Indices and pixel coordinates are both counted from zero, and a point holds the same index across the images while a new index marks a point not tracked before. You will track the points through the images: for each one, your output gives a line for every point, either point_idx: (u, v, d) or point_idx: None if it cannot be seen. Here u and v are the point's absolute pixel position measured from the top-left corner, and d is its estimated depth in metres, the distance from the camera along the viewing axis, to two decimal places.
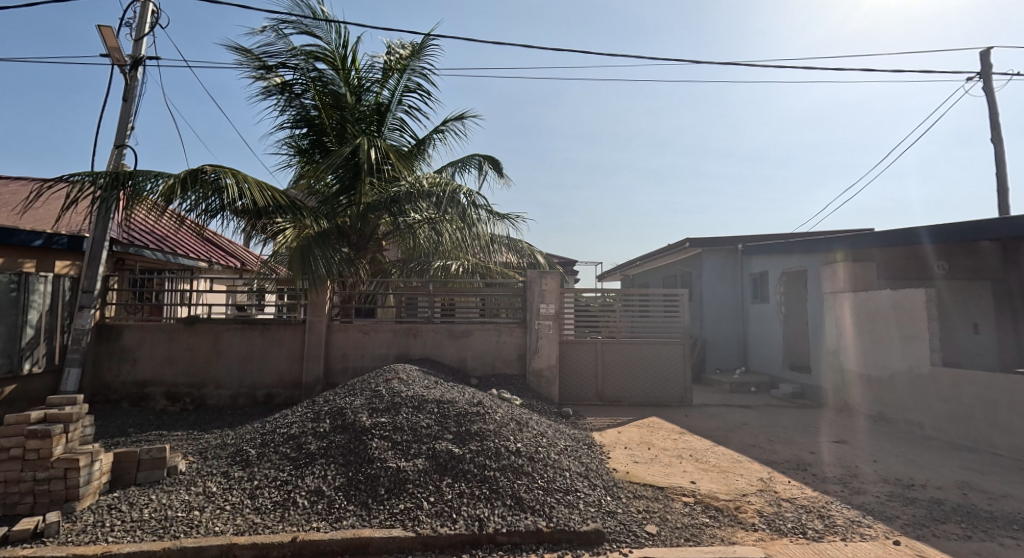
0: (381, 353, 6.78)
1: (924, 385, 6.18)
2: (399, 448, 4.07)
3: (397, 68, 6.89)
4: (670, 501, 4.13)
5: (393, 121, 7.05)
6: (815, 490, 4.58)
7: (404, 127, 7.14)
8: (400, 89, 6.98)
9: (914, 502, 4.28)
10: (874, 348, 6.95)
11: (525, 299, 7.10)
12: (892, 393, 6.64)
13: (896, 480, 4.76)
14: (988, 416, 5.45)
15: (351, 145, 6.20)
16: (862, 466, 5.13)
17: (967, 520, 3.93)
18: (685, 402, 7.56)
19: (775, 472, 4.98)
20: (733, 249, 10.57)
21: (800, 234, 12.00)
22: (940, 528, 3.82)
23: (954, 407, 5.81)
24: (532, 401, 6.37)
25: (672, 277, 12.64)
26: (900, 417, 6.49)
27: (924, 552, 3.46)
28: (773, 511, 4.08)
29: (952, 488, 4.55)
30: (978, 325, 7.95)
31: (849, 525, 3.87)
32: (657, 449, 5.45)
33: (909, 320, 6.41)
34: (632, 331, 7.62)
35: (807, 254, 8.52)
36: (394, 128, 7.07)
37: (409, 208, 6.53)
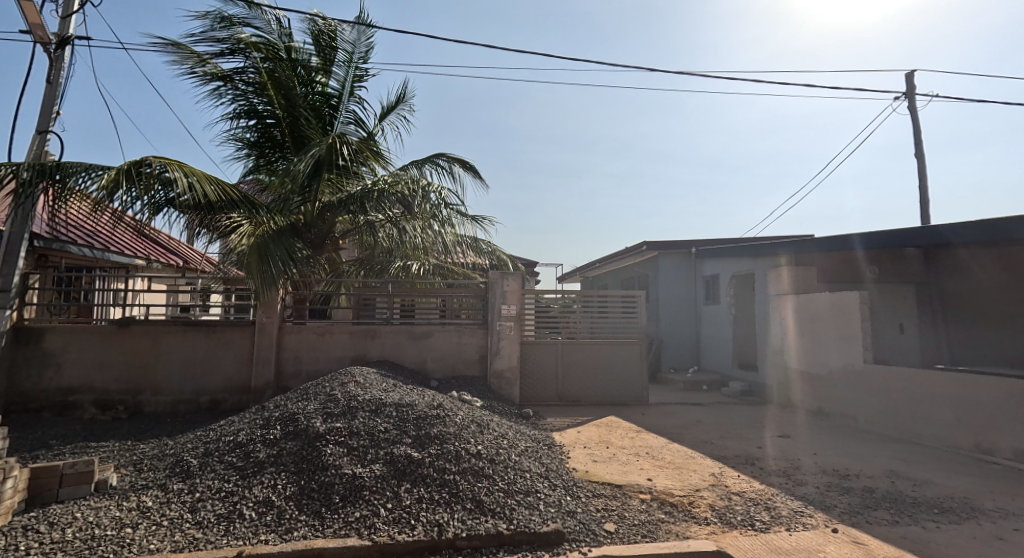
0: (338, 355, 6.56)
1: (859, 382, 6.59)
2: (355, 454, 3.92)
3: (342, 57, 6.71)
4: (628, 498, 4.21)
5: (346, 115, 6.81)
6: (762, 482, 4.80)
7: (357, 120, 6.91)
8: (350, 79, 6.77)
9: (850, 491, 4.56)
10: (815, 348, 7.36)
11: (487, 299, 7.06)
12: (830, 390, 7.06)
13: (833, 471, 5.06)
14: (912, 409, 5.89)
15: (326, 144, 5.95)
16: (804, 458, 5.43)
17: (895, 508, 4.20)
18: (642, 401, 7.75)
19: (726, 467, 5.19)
20: (688, 252, 10.95)
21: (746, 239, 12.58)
22: (872, 514, 4.09)
23: (884, 403, 6.23)
24: (493, 402, 6.32)
25: (629, 278, 12.95)
26: (838, 412, 6.90)
27: (859, 539, 3.69)
28: (723, 505, 4.24)
29: (881, 477, 4.88)
30: (903, 325, 8.51)
31: (792, 516, 4.07)
32: (615, 448, 5.54)
33: (845, 321, 6.83)
34: (591, 331, 7.72)
35: (755, 258, 8.93)
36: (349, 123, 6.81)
37: (378, 198, 6.28)
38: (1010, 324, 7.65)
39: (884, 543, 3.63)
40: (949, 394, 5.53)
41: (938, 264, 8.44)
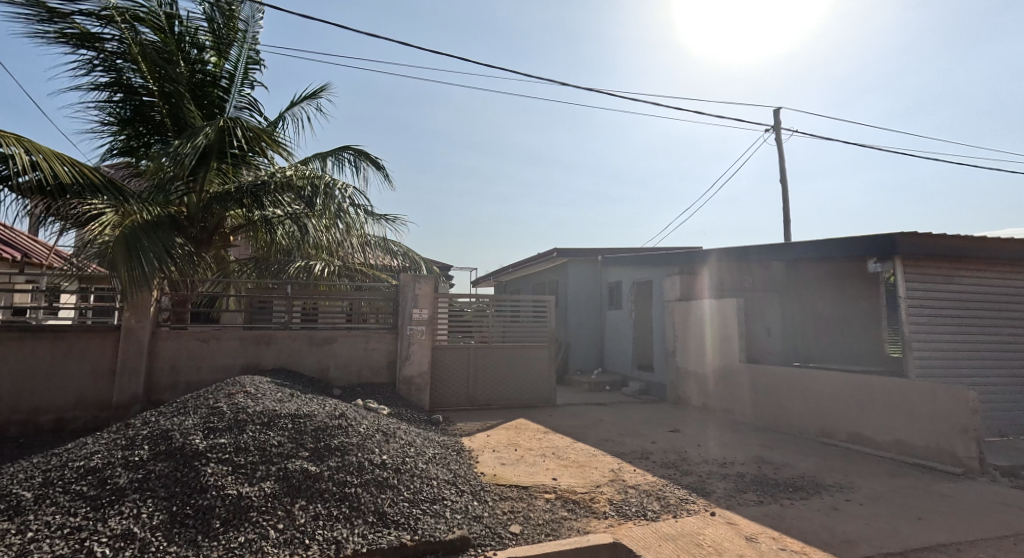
0: (225, 363, 6.34)
1: (733, 378, 7.40)
2: (241, 472, 3.81)
3: (239, 35, 6.20)
4: (534, 499, 4.47)
5: (240, 98, 6.49)
6: (655, 475, 5.26)
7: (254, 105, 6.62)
8: (244, 58, 6.33)
9: (727, 477, 5.13)
10: (700, 348, 8.13)
11: (397, 303, 7.13)
12: (711, 386, 7.83)
13: (714, 460, 5.65)
14: (776, 401, 6.72)
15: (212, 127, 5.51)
16: (690, 450, 6.01)
17: (760, 489, 4.81)
18: (550, 402, 8.13)
19: (625, 462, 5.62)
20: (594, 259, 11.51)
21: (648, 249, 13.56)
22: (744, 496, 4.66)
23: (754, 396, 7.03)
24: (401, 410, 6.38)
25: (541, 284, 13.42)
26: (718, 407, 7.65)
27: (732, 519, 4.20)
28: (621, 499, 4.62)
29: (752, 463, 5.53)
30: (771, 327, 9.56)
31: (679, 503, 4.53)
32: (522, 450, 5.82)
33: (723, 323, 7.68)
34: (503, 336, 7.98)
35: (654, 267, 9.76)
36: (243, 106, 6.51)
37: (278, 193, 6.19)
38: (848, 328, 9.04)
39: (750, 522, 4.17)
40: (802, 386, 6.39)
41: (796, 276, 9.71)
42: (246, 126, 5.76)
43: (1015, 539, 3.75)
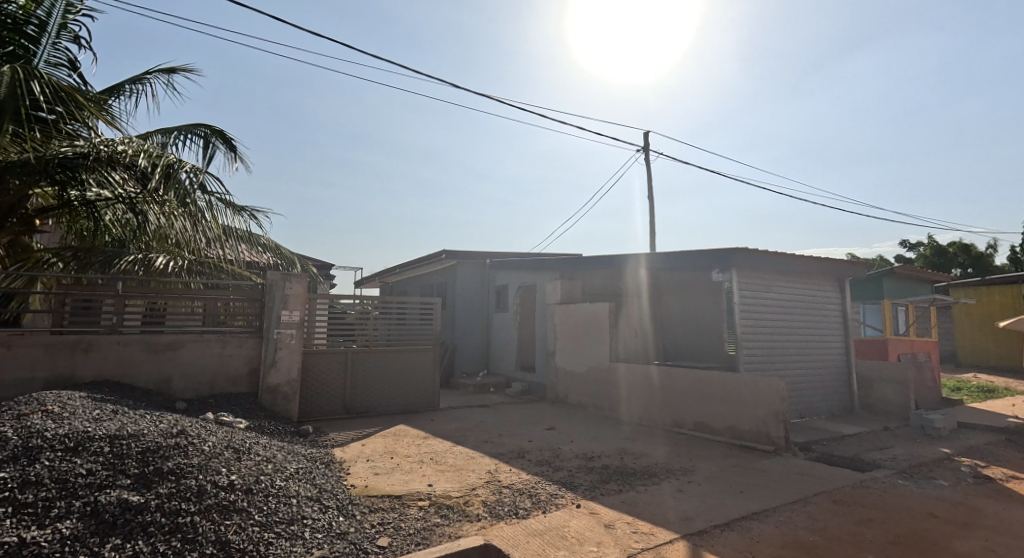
0: (21, 378, 5.32)
1: (608, 376, 8.49)
2: (23, 517, 3.12)
3: None
4: (406, 508, 4.38)
5: (57, 54, 5.34)
6: (529, 473, 5.44)
7: (74, 65, 5.51)
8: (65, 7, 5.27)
9: (593, 470, 5.50)
10: (578, 350, 9.02)
11: (264, 304, 6.62)
12: (585, 384, 8.84)
13: (583, 455, 6.01)
14: (642, 397, 8.02)
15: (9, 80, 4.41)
16: (563, 447, 6.30)
17: (621, 479, 5.33)
18: (432, 406, 8.06)
19: (501, 463, 5.74)
20: (482, 262, 11.67)
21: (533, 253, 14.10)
22: (606, 487, 5.05)
23: (625, 393, 8.25)
24: (261, 422, 5.91)
25: (428, 286, 13.29)
26: (592, 403, 8.71)
27: (595, 510, 4.53)
28: (494, 499, 4.70)
29: (615, 455, 6.02)
30: (639, 330, 10.96)
31: (549, 499, 4.72)
32: (399, 458, 5.69)
33: (599, 328, 8.63)
34: (388, 339, 7.78)
35: (539, 271, 10.27)
36: (58, 63, 5.34)
37: (108, 170, 5.06)
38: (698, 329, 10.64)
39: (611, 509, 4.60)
40: (663, 384, 7.82)
41: (661, 284, 11.16)
42: (58, 84, 4.77)
43: (803, 502, 5.12)
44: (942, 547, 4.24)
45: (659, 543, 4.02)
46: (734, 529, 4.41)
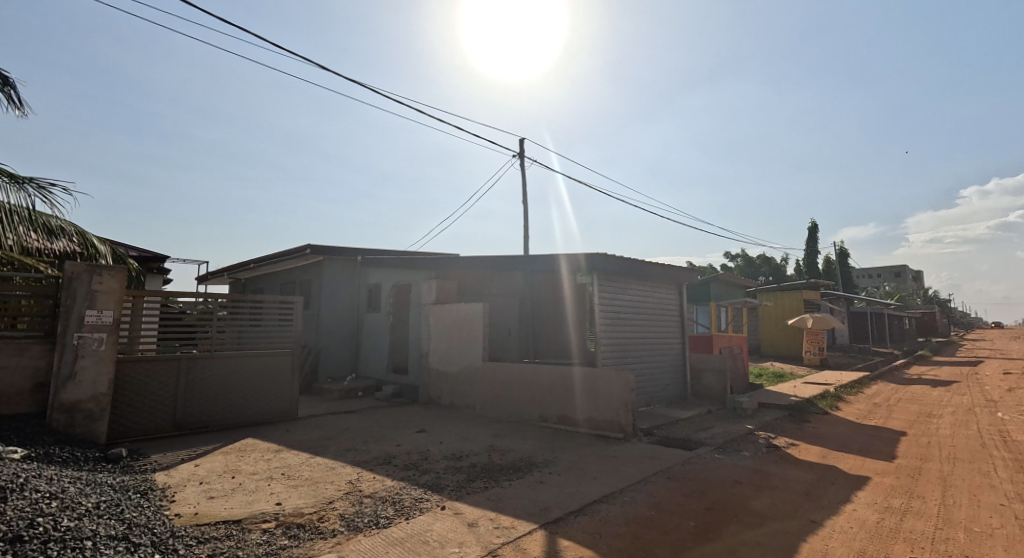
0: None
1: (479, 376, 8.56)
2: None
3: None
4: (246, 533, 3.84)
5: None
6: (393, 478, 5.19)
7: None
8: None
9: (460, 469, 5.70)
10: (451, 350, 8.95)
11: (62, 304, 5.44)
12: (458, 384, 8.84)
13: (452, 456, 6.18)
14: (510, 395, 8.25)
15: None
16: (432, 448, 6.38)
17: (486, 475, 5.55)
18: (289, 416, 7.34)
19: (364, 470, 5.37)
20: (354, 259, 10.93)
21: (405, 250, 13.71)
22: (473, 485, 5.29)
23: (495, 392, 8.40)
24: (52, 448, 4.84)
25: (289, 283, 12.21)
26: (464, 403, 8.73)
27: (460, 510, 4.56)
28: (353, 511, 4.35)
29: (484, 452, 6.45)
30: (512, 329, 11.21)
31: (413, 504, 4.57)
32: (243, 476, 5.05)
33: (472, 328, 8.63)
34: (238, 341, 6.93)
35: (415, 270, 9.94)
36: None
37: None
38: (565, 328, 11.21)
39: (476, 506, 4.68)
40: (529, 383, 8.09)
41: (531, 284, 11.56)
42: None
43: (645, 482, 5.79)
44: (743, 508, 5.21)
45: (519, 535, 4.17)
46: (586, 513, 4.79)
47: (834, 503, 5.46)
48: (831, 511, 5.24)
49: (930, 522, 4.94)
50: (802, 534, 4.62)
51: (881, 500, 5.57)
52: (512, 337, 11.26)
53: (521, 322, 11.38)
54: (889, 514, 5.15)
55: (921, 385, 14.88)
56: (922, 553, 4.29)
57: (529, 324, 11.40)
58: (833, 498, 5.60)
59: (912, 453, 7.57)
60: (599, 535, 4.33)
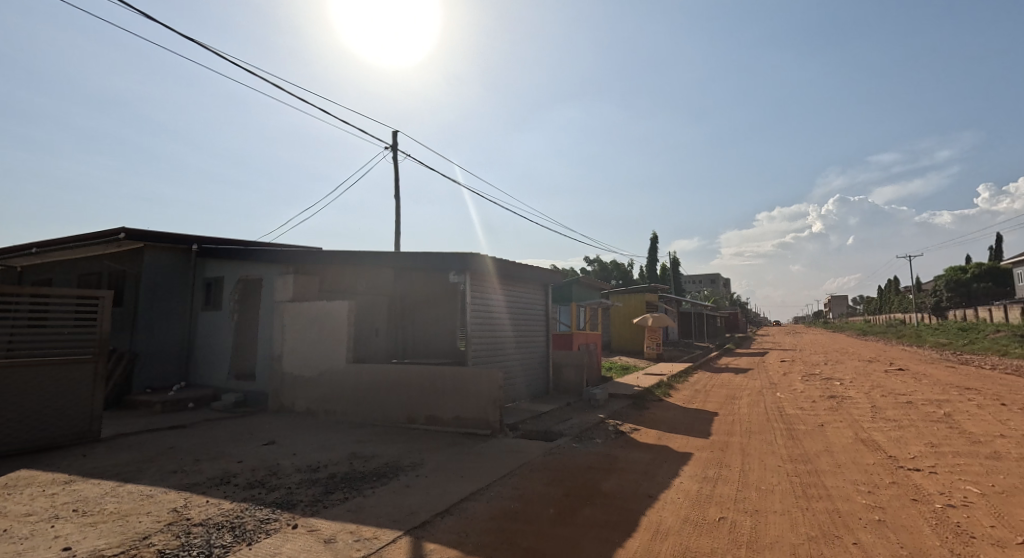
0: None
1: (340, 379, 7.86)
2: None
3: None
4: None
5: None
6: (232, 501, 4.59)
7: None
8: None
9: (317, 482, 5.20)
10: (308, 352, 8.11)
11: None
12: (316, 389, 8.03)
13: (307, 467, 5.64)
14: (375, 399, 7.70)
15: None
16: (283, 461, 5.78)
17: (347, 485, 5.13)
18: (87, 437, 6.03)
19: (194, 495, 4.66)
20: (187, 248, 9.52)
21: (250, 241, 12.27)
22: (330, 498, 4.79)
23: (358, 395, 7.77)
24: None
25: (96, 274, 10.18)
26: (322, 409, 7.95)
27: (314, 527, 4.13)
28: (178, 545, 3.66)
29: (345, 461, 5.93)
30: (379, 329, 10.52)
31: (257, 527, 4.07)
32: (13, 520, 3.93)
33: (333, 327, 7.92)
34: (9, 345, 5.50)
35: (264, 263, 8.88)
36: None
37: None
38: (435, 327, 10.87)
39: (333, 522, 4.25)
40: (397, 384, 7.62)
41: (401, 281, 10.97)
42: None
43: (511, 475, 5.69)
44: (593, 490, 5.37)
45: (381, 545, 3.86)
46: (453, 513, 4.56)
47: (666, 478, 5.97)
48: (665, 485, 5.71)
49: (735, 487, 5.66)
50: (643, 508, 4.92)
51: (702, 472, 6.23)
52: (379, 337, 10.58)
53: (389, 321, 10.75)
54: (707, 483, 5.79)
55: (730, 372, 17.32)
56: (734, 514, 4.87)
57: (396, 323, 10.82)
58: (665, 473, 6.12)
59: (722, 429, 8.68)
60: (465, 534, 4.15)
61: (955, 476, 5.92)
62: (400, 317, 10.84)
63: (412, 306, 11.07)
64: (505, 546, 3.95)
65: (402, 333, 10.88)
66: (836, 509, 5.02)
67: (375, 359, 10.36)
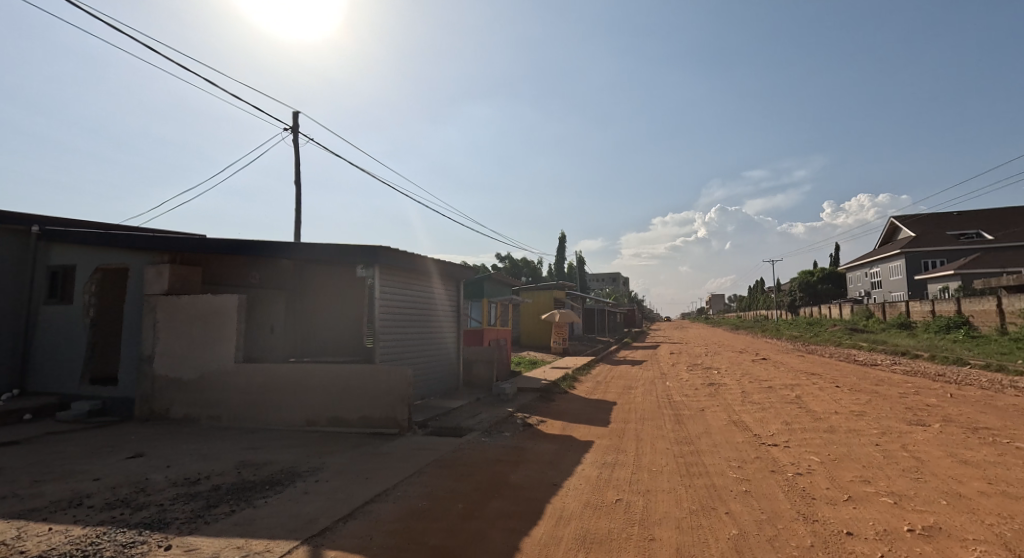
0: None
1: (226, 380, 7.08)
2: None
3: None
4: None
5: None
6: (85, 525, 3.90)
7: None
8: None
9: (197, 495, 4.58)
10: (188, 351, 7.21)
11: None
12: (196, 393, 7.16)
13: (184, 480, 4.96)
14: (267, 401, 7.03)
15: None
16: (153, 475, 5.04)
17: (234, 497, 4.56)
18: None
19: (33, 523, 3.90)
20: (27, 231, 8.11)
21: (114, 226, 10.74)
22: (213, 512, 4.21)
23: (247, 399, 7.05)
24: None
25: None
26: (205, 415, 7.11)
27: (192, 546, 3.61)
28: None
29: (232, 470, 5.31)
30: (274, 326, 9.68)
31: (117, 554, 3.48)
32: None
33: (219, 323, 7.12)
34: None
35: (131, 251, 7.76)
36: None
37: None
38: (337, 324, 10.23)
39: (216, 539, 3.73)
40: (293, 384, 7.02)
41: (302, 275, 10.14)
42: None
43: (419, 473, 5.41)
44: (502, 482, 5.26)
45: None
46: (357, 516, 4.21)
47: (569, 466, 6.02)
48: (568, 472, 5.75)
49: (629, 470, 5.84)
50: (547, 496, 4.89)
51: (601, 458, 6.37)
52: (274, 335, 9.73)
53: (286, 318, 9.93)
54: (605, 468, 5.91)
55: (627, 364, 18.22)
56: (629, 495, 4.99)
57: (293, 320, 10.02)
58: (569, 462, 6.17)
59: (619, 418, 9.00)
60: (369, 537, 3.84)
61: (802, 448, 6.61)
62: (297, 314, 10.07)
63: (312, 303, 10.27)
64: (412, 545, 3.70)
65: (299, 331, 10.11)
66: (712, 484, 5.33)
67: (269, 359, 9.49)
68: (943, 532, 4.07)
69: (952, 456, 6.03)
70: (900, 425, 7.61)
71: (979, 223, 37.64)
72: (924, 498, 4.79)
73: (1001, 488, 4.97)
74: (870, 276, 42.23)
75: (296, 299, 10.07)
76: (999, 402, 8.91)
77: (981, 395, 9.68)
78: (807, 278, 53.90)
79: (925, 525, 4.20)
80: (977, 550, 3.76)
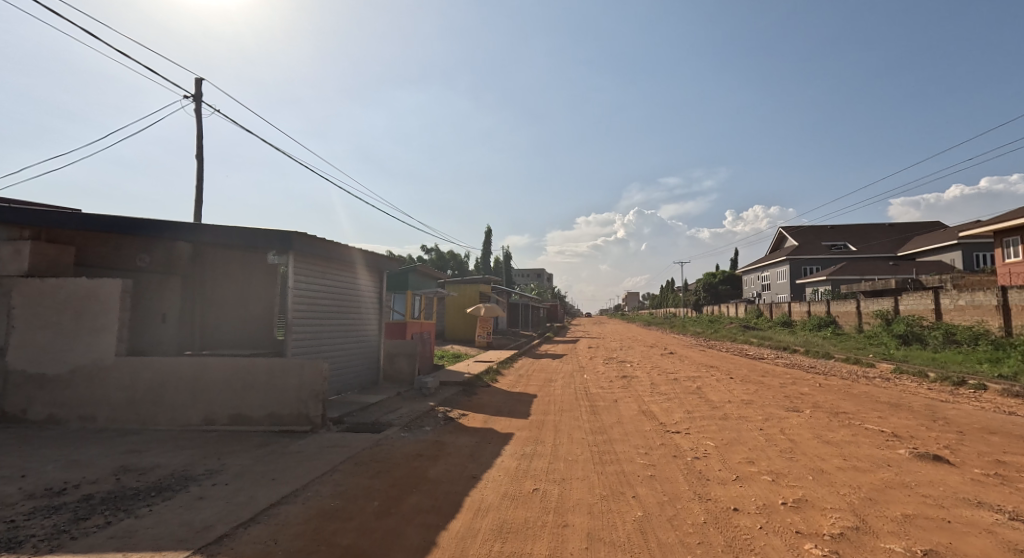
0: None
1: (103, 376, 6.48)
2: None
3: None
4: None
5: None
6: None
7: None
8: None
9: (60, 508, 4.16)
10: (55, 343, 6.50)
11: None
12: (65, 390, 6.47)
13: (46, 491, 4.49)
14: (153, 399, 6.51)
15: None
16: (7, 488, 4.51)
17: (109, 507, 4.21)
18: None
19: None
20: None
21: None
22: (81, 526, 3.86)
23: (129, 396, 6.48)
24: None
25: None
26: (75, 415, 6.45)
27: None
28: None
29: (110, 477, 4.88)
30: (166, 316, 8.96)
31: None
32: None
33: (96, 312, 6.49)
34: None
35: None
36: None
37: None
38: (241, 315, 9.64)
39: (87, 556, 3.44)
40: (186, 380, 6.56)
41: (200, 262, 9.45)
42: None
43: (332, 472, 5.28)
44: (421, 477, 5.28)
45: None
46: (260, 521, 4.05)
47: (490, 458, 6.16)
48: (488, 464, 5.87)
49: (547, 460, 6.07)
50: (466, 489, 4.98)
51: (520, 449, 6.56)
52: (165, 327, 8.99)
53: (180, 309, 9.24)
54: (524, 459, 6.11)
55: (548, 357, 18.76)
56: (545, 484, 5.19)
57: (188, 311, 9.32)
58: (489, 454, 6.30)
59: (538, 409, 9.28)
60: (274, 541, 3.72)
61: (701, 434, 7.21)
62: (191, 305, 9.37)
63: None
64: (323, 547, 3.63)
65: (195, 323, 9.41)
66: (622, 470, 5.69)
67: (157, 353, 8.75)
68: (809, 503, 4.64)
69: (818, 437, 6.85)
70: (780, 411, 8.50)
71: (849, 234, 42.57)
72: (795, 475, 5.43)
73: (854, 463, 5.75)
74: (761, 278, 46.32)
75: (194, 287, 9.40)
76: (857, 389, 10.22)
77: (844, 384, 11.04)
78: (711, 278, 58.15)
79: (795, 498, 4.76)
80: (833, 517, 4.33)
